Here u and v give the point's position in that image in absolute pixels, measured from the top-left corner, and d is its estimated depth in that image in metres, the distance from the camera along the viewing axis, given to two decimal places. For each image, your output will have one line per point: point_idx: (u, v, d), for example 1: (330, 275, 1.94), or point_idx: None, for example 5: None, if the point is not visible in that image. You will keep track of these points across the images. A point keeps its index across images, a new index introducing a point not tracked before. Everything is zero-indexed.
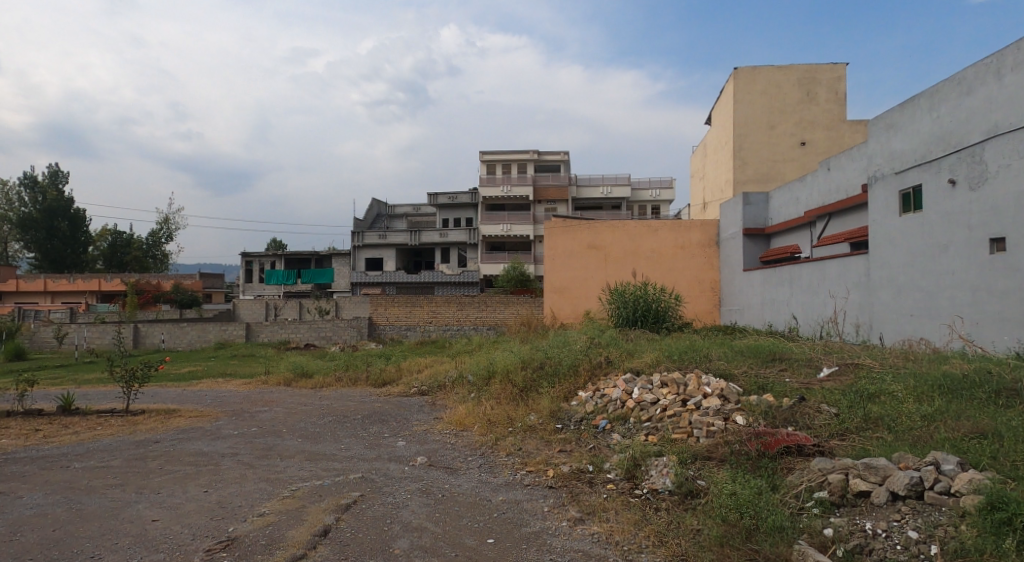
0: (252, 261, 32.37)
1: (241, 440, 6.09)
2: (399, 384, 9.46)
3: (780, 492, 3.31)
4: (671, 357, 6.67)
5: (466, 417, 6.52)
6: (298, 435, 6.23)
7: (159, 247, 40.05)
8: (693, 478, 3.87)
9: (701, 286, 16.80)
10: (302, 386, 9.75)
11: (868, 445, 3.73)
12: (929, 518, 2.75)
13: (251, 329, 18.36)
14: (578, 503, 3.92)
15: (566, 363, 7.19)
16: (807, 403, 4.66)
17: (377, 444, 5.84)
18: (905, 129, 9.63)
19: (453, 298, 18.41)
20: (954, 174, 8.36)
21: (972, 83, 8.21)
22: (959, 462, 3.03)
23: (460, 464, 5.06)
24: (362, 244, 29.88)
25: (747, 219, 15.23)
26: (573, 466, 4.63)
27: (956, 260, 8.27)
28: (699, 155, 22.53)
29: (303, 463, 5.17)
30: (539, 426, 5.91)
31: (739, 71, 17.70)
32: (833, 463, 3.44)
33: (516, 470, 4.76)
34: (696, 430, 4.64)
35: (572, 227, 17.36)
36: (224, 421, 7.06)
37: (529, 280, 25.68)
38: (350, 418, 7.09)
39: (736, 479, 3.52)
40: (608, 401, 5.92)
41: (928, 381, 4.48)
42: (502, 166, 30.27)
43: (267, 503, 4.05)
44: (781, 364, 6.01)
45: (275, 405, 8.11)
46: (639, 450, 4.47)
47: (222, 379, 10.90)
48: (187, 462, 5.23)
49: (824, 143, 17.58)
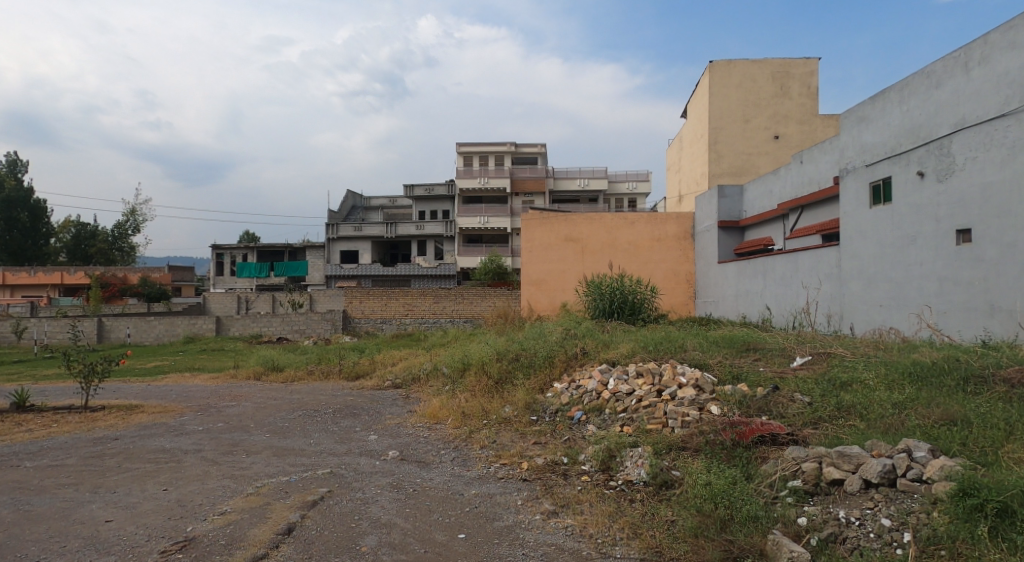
0: (223, 253, 31.66)
1: (205, 436, 5.89)
2: (373, 376, 9.32)
3: (755, 482, 3.28)
4: (646, 347, 6.65)
5: (440, 410, 6.42)
6: (266, 431, 6.05)
7: (124, 238, 38.94)
8: (668, 469, 3.82)
9: (676, 278, 16.92)
10: (272, 380, 9.54)
11: (842, 433, 3.73)
12: (901, 505, 2.73)
13: (221, 323, 17.91)
14: (552, 496, 3.85)
15: (542, 355, 7.13)
16: (780, 392, 4.66)
17: (348, 438, 5.70)
18: (876, 122, 9.74)
19: (429, 291, 18.21)
20: (922, 167, 8.50)
21: (941, 76, 8.29)
22: (930, 449, 3.01)
23: (433, 458, 4.95)
24: (336, 236, 29.43)
25: (722, 211, 15.35)
26: (548, 458, 4.57)
27: (924, 251, 8.41)
28: (675, 148, 22.67)
29: (270, 459, 5.01)
30: (514, 418, 5.84)
31: (714, 65, 17.79)
32: (806, 451, 3.42)
33: (490, 463, 4.68)
34: (671, 421, 4.61)
35: (549, 219, 17.26)
36: (188, 417, 6.83)
37: (506, 273, 25.60)
38: (320, 412, 6.93)
39: (710, 470, 3.49)
40: (583, 392, 5.87)
41: (899, 369, 4.52)
42: (479, 159, 30.09)
43: (230, 501, 3.89)
44: (755, 354, 6.03)
45: (244, 399, 7.89)
46: (613, 440, 4.43)
47: (189, 374, 10.60)
48: (148, 459, 5.04)
49: (797, 137, 17.81)
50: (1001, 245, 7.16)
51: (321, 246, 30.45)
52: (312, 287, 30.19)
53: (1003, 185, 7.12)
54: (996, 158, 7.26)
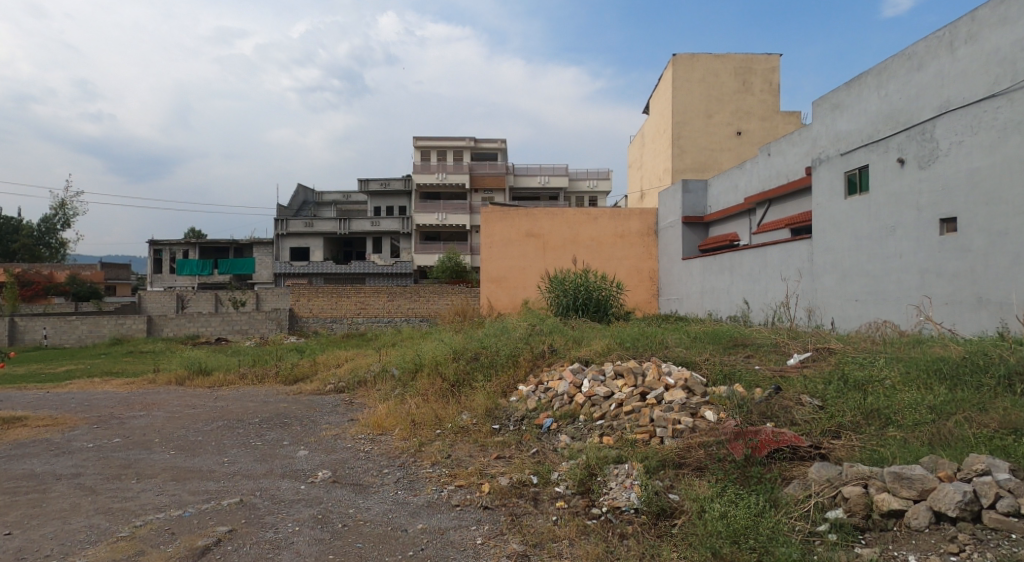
0: (162, 249, 29.64)
1: (92, 455, 4.80)
2: (314, 380, 8.28)
3: (783, 513, 2.56)
4: (623, 344, 5.88)
5: (385, 419, 5.49)
6: (173, 447, 5.02)
7: (53, 234, 35.95)
8: (664, 493, 3.09)
9: (640, 275, 16.41)
10: (196, 385, 8.37)
11: (880, 445, 3.02)
12: (1001, 550, 2.06)
13: (153, 323, 16.36)
14: (520, 531, 3.03)
15: (504, 354, 6.29)
16: (784, 394, 3.98)
17: (271, 455, 4.72)
18: (851, 109, 9.32)
19: (384, 288, 17.10)
20: (902, 153, 8.06)
21: (923, 57, 7.86)
22: (1013, 469, 2.34)
23: (373, 480, 4.05)
24: (286, 232, 27.84)
25: (686, 206, 14.89)
26: (513, 478, 3.72)
27: (905, 242, 7.99)
28: (637, 144, 22.28)
29: (166, 485, 4.01)
30: (473, 427, 4.98)
31: (677, 59, 17.38)
32: (841, 470, 2.72)
33: (442, 486, 3.81)
34: (660, 430, 3.88)
35: (510, 214, 16.40)
36: (81, 431, 5.71)
37: (465, 271, 24.65)
38: (244, 422, 5.91)
39: (723, 497, 2.75)
40: (553, 396, 5.06)
41: (921, 365, 3.89)
42: (437, 153, 29.09)
43: (89, 550, 2.92)
44: (745, 351, 5.37)
45: (156, 408, 6.75)
46: (594, 455, 3.66)
47: (100, 379, 9.27)
48: (5, 489, 3.96)
49: (759, 134, 17.61)
50: (990, 234, 6.74)
51: (269, 243, 28.78)
52: (260, 286, 28.52)
53: (993, 170, 6.68)
54: (984, 142, 6.82)
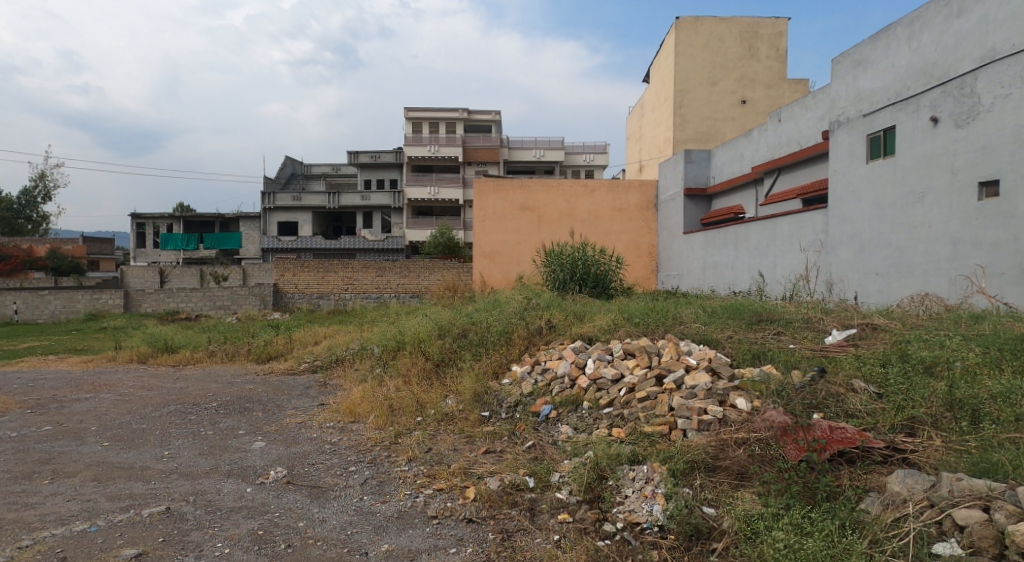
0: (145, 223, 28.61)
1: (9, 448, 4.07)
2: (288, 358, 7.57)
3: (870, 544, 1.89)
4: (631, 320, 5.17)
5: (359, 404, 4.77)
6: (109, 438, 4.31)
7: (34, 207, 34.72)
8: (698, 506, 2.41)
9: (639, 250, 15.69)
10: (160, 364, 7.64)
11: (983, 448, 2.35)
12: None
13: (130, 298, 15.55)
14: (513, 558, 2.35)
15: (495, 330, 5.57)
16: (831, 378, 3.27)
17: (220, 448, 4.01)
18: (876, 65, 8.50)
19: (372, 263, 16.30)
20: (936, 112, 7.28)
21: (964, 2, 7.04)
22: None
23: (335, 481, 3.35)
24: (272, 206, 26.83)
25: (688, 177, 14.09)
26: (506, 480, 3.02)
27: (935, 209, 7.28)
28: (637, 115, 21.34)
29: (83, 488, 3.30)
30: (458, 415, 4.29)
31: (680, 22, 16.39)
32: (947, 482, 2.03)
33: (416, 490, 3.11)
34: (682, 422, 3.19)
35: (503, 186, 15.55)
36: (13, 416, 4.99)
37: (458, 247, 23.71)
38: (200, 407, 5.20)
39: (787, 520, 2.06)
40: (552, 379, 4.35)
41: (1005, 346, 3.18)
42: (429, 124, 28.01)
43: None
44: (774, 327, 4.65)
45: (107, 391, 6.01)
46: (604, 453, 2.96)
47: (58, 357, 8.49)
48: None
49: (765, 102, 16.70)
50: None
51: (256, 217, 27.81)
52: (246, 262, 27.64)
53: None
54: None
